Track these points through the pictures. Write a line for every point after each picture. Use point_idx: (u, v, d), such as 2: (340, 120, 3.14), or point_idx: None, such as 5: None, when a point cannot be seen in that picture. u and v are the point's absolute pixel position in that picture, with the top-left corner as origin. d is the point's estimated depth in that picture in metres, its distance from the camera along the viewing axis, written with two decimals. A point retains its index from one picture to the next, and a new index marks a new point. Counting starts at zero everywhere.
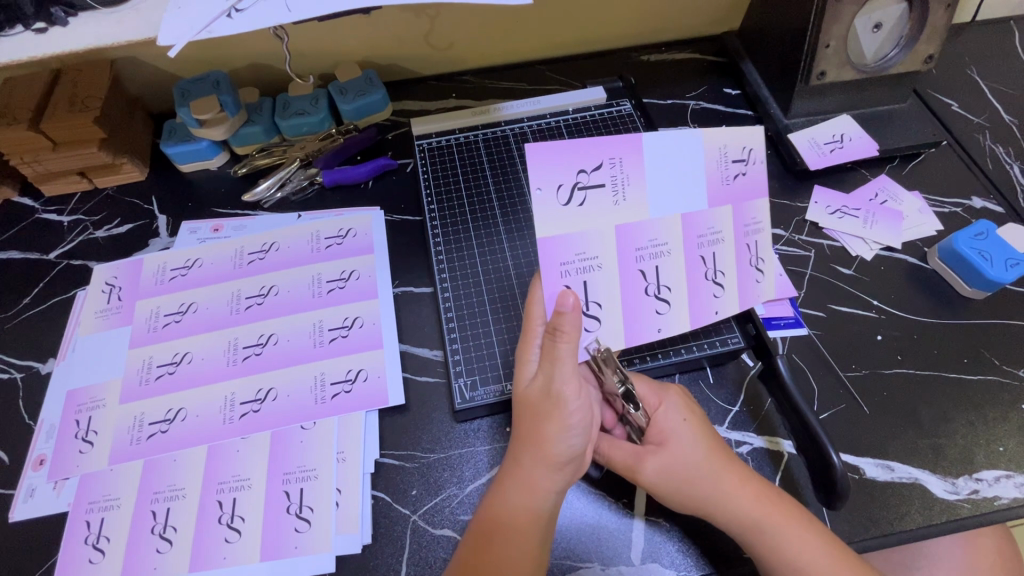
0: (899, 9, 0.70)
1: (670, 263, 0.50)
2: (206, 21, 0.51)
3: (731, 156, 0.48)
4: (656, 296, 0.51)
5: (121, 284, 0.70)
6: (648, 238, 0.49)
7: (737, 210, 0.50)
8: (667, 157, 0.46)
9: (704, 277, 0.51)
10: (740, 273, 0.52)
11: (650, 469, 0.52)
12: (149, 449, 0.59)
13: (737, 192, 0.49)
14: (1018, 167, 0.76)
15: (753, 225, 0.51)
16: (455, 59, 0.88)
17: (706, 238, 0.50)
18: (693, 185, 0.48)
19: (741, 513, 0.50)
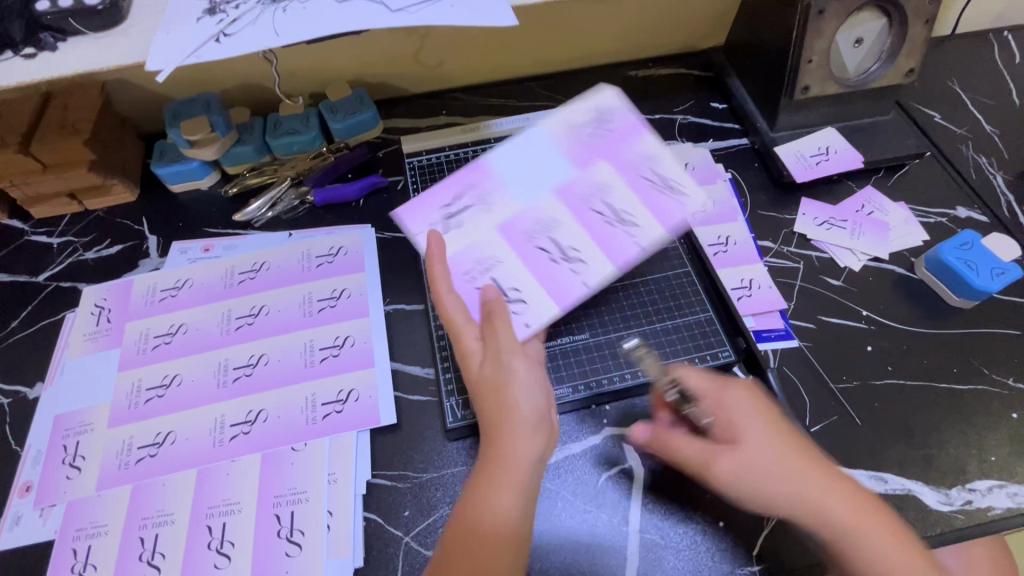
0: (880, 24, 0.72)
1: (566, 227, 0.60)
2: (195, 46, 0.51)
3: (576, 124, 0.64)
4: (569, 257, 0.59)
5: (110, 306, 0.70)
6: (531, 219, 0.61)
7: (609, 159, 0.62)
8: (509, 167, 0.63)
9: (609, 223, 0.60)
10: (645, 200, 0.60)
11: (720, 467, 0.49)
12: (137, 473, 0.58)
13: (597, 148, 0.63)
14: (1001, 177, 0.78)
15: (640, 161, 0.63)
16: (445, 77, 0.89)
17: (590, 196, 0.61)
18: (555, 165, 0.62)
19: (824, 514, 0.46)
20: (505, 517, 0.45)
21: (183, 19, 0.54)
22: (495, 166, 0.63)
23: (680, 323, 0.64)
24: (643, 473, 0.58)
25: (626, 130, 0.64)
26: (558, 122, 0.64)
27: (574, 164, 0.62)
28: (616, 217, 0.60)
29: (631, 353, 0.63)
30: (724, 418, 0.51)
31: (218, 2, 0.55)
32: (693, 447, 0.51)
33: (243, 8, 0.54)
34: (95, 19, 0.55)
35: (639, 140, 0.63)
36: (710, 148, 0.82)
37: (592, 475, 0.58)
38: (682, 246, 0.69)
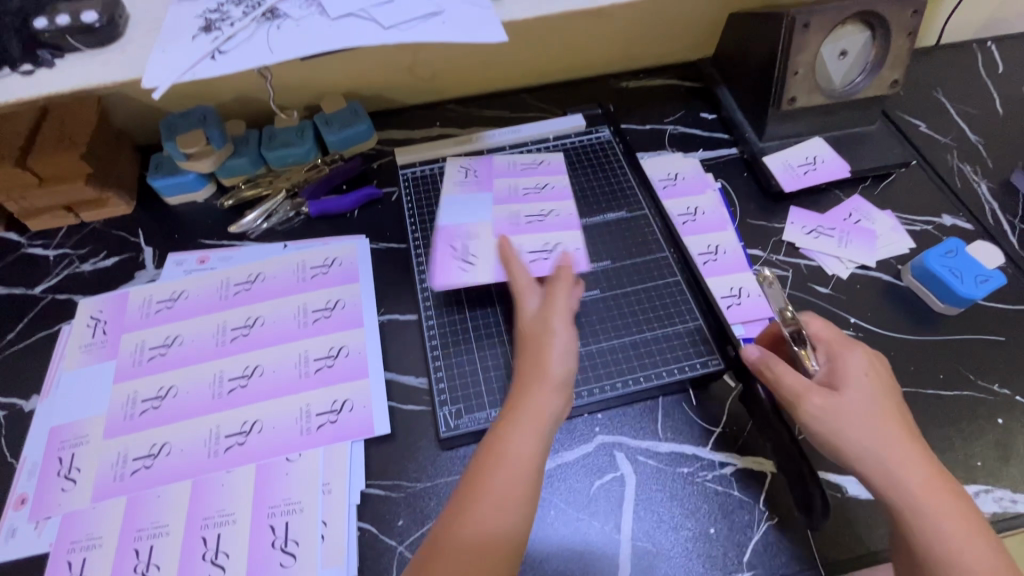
0: (863, 37, 0.73)
1: (523, 207, 0.73)
2: (190, 62, 0.53)
3: (457, 179, 0.76)
4: (548, 215, 0.73)
5: (106, 318, 0.70)
6: (505, 220, 0.71)
7: (500, 175, 0.77)
8: (459, 215, 0.72)
9: (535, 193, 0.75)
10: (540, 174, 0.77)
11: (813, 404, 0.50)
12: (133, 485, 0.58)
13: (482, 179, 0.77)
14: (985, 186, 0.79)
15: (512, 162, 0.79)
16: (438, 89, 0.90)
17: (510, 192, 0.75)
18: (476, 199, 0.74)
19: (900, 474, 0.47)
20: (503, 504, 0.47)
21: (179, 36, 0.55)
22: (450, 218, 0.72)
23: (670, 331, 0.65)
24: (634, 481, 0.59)
25: (484, 162, 0.79)
26: (443, 180, 0.77)
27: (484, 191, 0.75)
28: (538, 187, 0.76)
29: (621, 362, 0.63)
30: (841, 365, 0.52)
31: (213, 20, 0.56)
32: (798, 375, 0.52)
33: (238, 26, 0.55)
34: (93, 36, 0.56)
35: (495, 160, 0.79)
36: (700, 158, 0.83)
37: (585, 483, 0.59)
38: (671, 257, 0.70)
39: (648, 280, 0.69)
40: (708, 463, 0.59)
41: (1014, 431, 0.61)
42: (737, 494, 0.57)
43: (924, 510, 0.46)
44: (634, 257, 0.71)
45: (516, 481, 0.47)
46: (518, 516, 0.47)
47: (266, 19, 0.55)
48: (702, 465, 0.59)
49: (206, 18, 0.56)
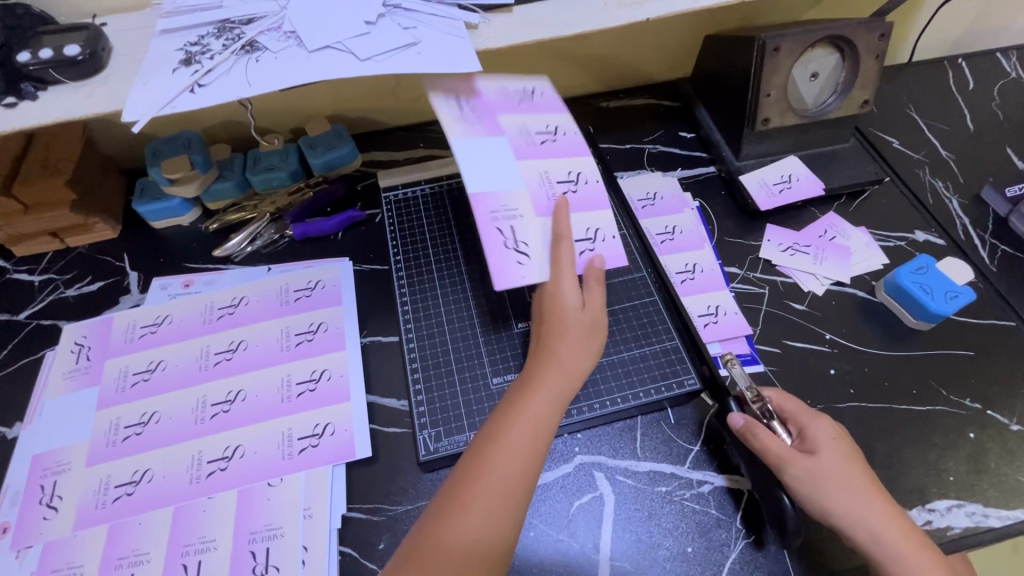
0: (833, 59, 0.75)
1: (551, 164, 0.64)
2: (170, 96, 0.54)
3: (454, 113, 0.61)
4: (578, 179, 0.64)
5: (90, 343, 0.70)
6: (538, 184, 0.63)
7: (502, 112, 0.65)
8: (488, 178, 0.60)
9: (550, 142, 0.66)
10: (547, 113, 0.67)
11: (794, 470, 0.53)
12: (114, 512, 0.58)
13: (486, 118, 0.64)
14: (956, 201, 0.81)
15: (507, 96, 0.66)
16: (421, 111, 0.91)
17: (524, 137, 0.64)
18: (498, 153, 0.62)
19: (880, 533, 0.50)
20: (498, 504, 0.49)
21: (159, 69, 0.56)
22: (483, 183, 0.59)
23: (647, 351, 0.66)
24: (613, 500, 0.59)
25: (474, 90, 0.65)
26: (443, 119, 0.60)
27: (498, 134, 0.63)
28: (550, 131, 0.66)
29: (597, 383, 0.64)
30: (814, 434, 0.55)
31: (193, 53, 0.57)
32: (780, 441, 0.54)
33: (217, 59, 0.56)
34: (75, 69, 0.57)
35: (482, 84, 0.66)
36: (678, 177, 0.85)
37: (564, 503, 0.59)
38: (648, 276, 0.72)
39: (625, 299, 0.70)
40: (686, 481, 0.60)
41: (985, 444, 0.62)
42: (714, 513, 0.58)
43: (902, 561, 0.49)
44: (612, 276, 0.72)
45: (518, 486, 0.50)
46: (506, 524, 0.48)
47: (245, 52, 0.57)
48: (680, 484, 0.60)
49: (186, 51, 0.57)
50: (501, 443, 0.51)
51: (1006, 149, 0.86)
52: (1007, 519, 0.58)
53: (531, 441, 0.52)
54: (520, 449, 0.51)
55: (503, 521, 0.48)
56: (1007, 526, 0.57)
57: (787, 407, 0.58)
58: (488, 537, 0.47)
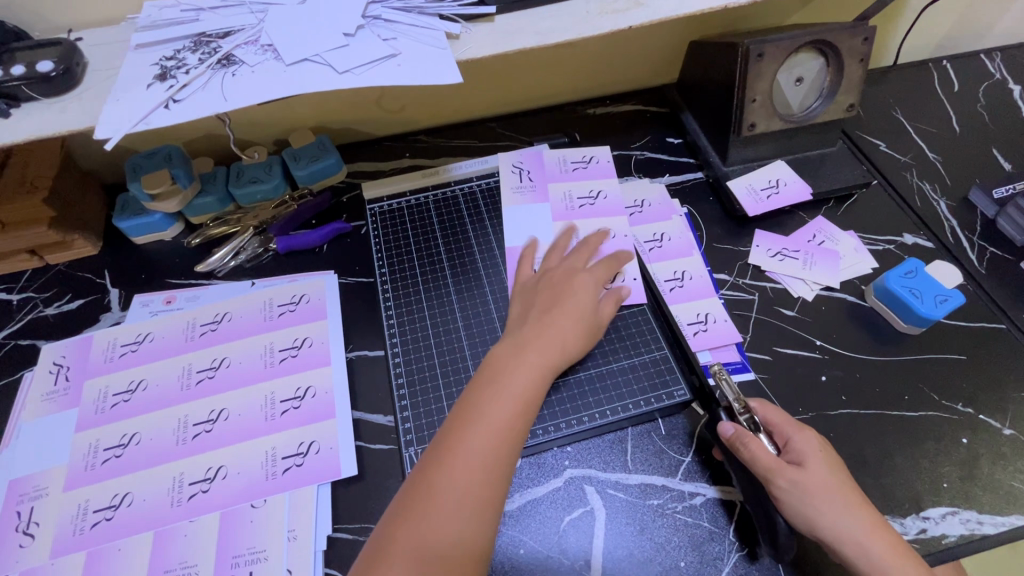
0: (817, 64, 0.75)
1: (582, 222, 0.75)
2: (144, 112, 0.53)
3: (513, 186, 0.79)
4: (605, 233, 0.74)
5: (70, 364, 0.69)
6: (566, 238, 0.73)
7: (554, 180, 0.80)
8: (522, 231, 0.75)
9: (589, 205, 0.77)
10: (588, 178, 0.80)
11: (782, 483, 0.52)
12: (93, 538, 0.57)
13: (538, 186, 0.79)
14: (944, 204, 0.80)
15: (564, 165, 0.81)
16: (407, 120, 0.90)
17: (565, 202, 0.77)
18: (540, 211, 0.76)
19: (866, 547, 0.49)
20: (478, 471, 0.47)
21: (132, 84, 0.55)
22: (517, 237, 0.74)
23: (636, 361, 0.66)
24: (604, 514, 0.58)
25: (536, 164, 0.82)
26: (501, 198, 0.79)
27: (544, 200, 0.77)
28: (592, 197, 0.78)
29: (587, 396, 0.63)
30: (800, 445, 0.54)
31: (168, 67, 0.56)
32: (769, 452, 0.53)
33: (193, 73, 0.55)
34: (48, 85, 0.56)
35: (545, 157, 0.83)
36: (666, 183, 0.84)
37: (555, 519, 0.58)
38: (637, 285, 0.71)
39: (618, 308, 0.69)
40: (678, 493, 0.59)
41: (979, 450, 0.61)
42: (706, 525, 0.57)
43: None
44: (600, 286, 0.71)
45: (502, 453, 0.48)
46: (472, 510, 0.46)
47: (221, 65, 0.56)
48: (672, 497, 0.59)
49: (161, 66, 0.56)
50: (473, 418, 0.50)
51: (992, 150, 0.86)
52: (1002, 525, 0.57)
53: (512, 409, 0.50)
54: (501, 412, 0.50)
55: (485, 495, 0.47)
56: (1001, 533, 0.57)
57: (771, 417, 0.57)
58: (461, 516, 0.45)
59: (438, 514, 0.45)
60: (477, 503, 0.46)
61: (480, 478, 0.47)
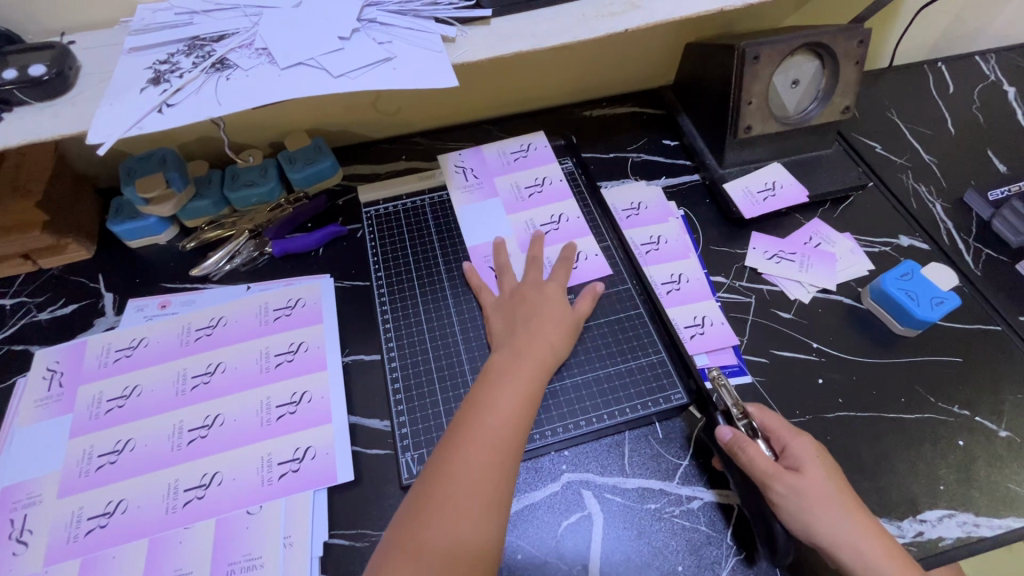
0: (813, 66, 0.75)
1: (534, 213, 0.77)
2: (137, 116, 0.52)
3: (460, 186, 0.80)
4: (560, 220, 0.76)
5: (64, 369, 0.68)
6: (523, 229, 0.76)
7: (499, 174, 0.81)
8: (482, 230, 0.76)
9: (537, 194, 0.79)
10: (530, 168, 0.82)
11: (781, 489, 0.52)
12: (87, 546, 0.56)
13: (484, 182, 0.81)
14: (939, 205, 0.81)
15: (506, 157, 0.83)
16: (402, 123, 0.90)
17: (514, 194, 0.79)
18: (493, 208, 0.78)
19: (862, 552, 0.50)
20: (484, 467, 0.51)
21: (126, 89, 0.55)
22: (479, 235, 0.76)
23: (634, 365, 0.65)
24: (602, 519, 0.58)
25: (479, 162, 0.83)
26: (453, 197, 0.79)
27: (492, 196, 0.79)
28: (538, 185, 0.80)
29: (585, 400, 0.63)
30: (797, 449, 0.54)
31: (162, 71, 0.56)
32: (767, 457, 0.53)
33: (187, 77, 0.55)
34: (41, 89, 0.56)
35: (484, 153, 0.83)
36: (662, 186, 0.84)
37: (552, 524, 0.58)
38: (634, 288, 0.71)
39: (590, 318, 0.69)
40: (676, 497, 0.59)
41: (975, 452, 0.61)
42: (704, 529, 0.57)
43: None
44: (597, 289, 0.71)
45: (504, 449, 0.52)
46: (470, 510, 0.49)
47: (216, 69, 0.56)
48: (669, 501, 0.59)
49: (155, 69, 0.56)
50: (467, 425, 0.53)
51: (987, 152, 0.86)
52: (998, 527, 0.57)
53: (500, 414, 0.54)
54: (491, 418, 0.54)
55: (495, 489, 0.50)
56: (997, 535, 0.57)
57: (767, 421, 0.57)
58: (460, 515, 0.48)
59: (444, 515, 0.48)
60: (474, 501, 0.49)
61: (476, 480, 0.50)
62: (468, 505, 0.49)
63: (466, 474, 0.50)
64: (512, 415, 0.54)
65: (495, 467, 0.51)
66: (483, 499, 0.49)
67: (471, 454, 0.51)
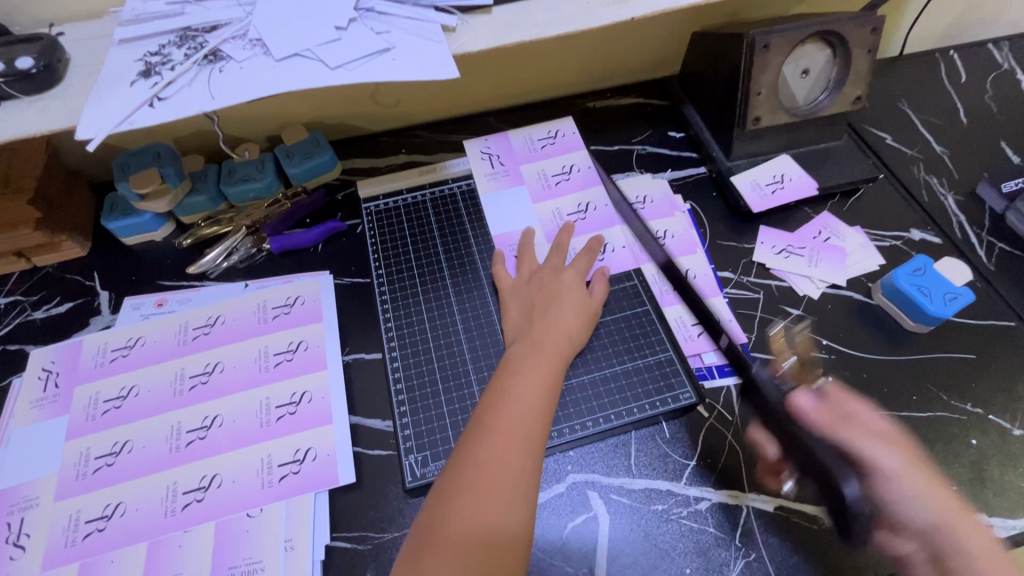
0: (824, 55, 0.73)
1: (562, 202, 0.76)
2: (127, 111, 0.51)
3: (486, 173, 0.78)
4: (586, 209, 0.75)
5: (59, 369, 0.67)
6: (549, 219, 0.74)
7: (525, 161, 0.79)
8: (509, 220, 0.75)
9: (564, 182, 0.78)
10: (557, 154, 0.80)
11: (876, 459, 0.50)
12: (85, 550, 0.56)
13: (511, 169, 0.79)
14: (952, 198, 0.79)
15: (533, 144, 0.81)
16: (401, 116, 0.88)
17: (541, 182, 0.78)
18: (521, 196, 0.77)
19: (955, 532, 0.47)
20: (513, 457, 0.50)
21: (115, 82, 0.53)
22: (505, 226, 0.74)
23: (641, 364, 0.64)
24: (608, 520, 0.57)
25: (504, 148, 0.81)
26: (479, 185, 0.78)
27: (519, 184, 0.77)
28: (565, 173, 0.78)
29: (592, 400, 0.62)
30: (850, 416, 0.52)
31: (152, 63, 0.54)
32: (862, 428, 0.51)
33: (178, 69, 0.53)
34: (28, 83, 0.54)
35: (512, 140, 0.82)
36: (668, 179, 0.82)
37: (557, 525, 0.57)
38: (639, 284, 0.70)
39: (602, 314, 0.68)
40: (683, 498, 0.58)
41: (988, 451, 0.60)
42: (712, 531, 0.56)
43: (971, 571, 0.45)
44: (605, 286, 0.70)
45: (531, 439, 0.51)
46: (504, 492, 0.48)
47: (208, 61, 0.54)
48: (677, 502, 0.58)
49: (146, 62, 0.54)
50: (494, 409, 0.53)
51: (1000, 142, 0.84)
52: (1013, 529, 0.56)
53: (526, 396, 0.54)
54: (516, 399, 0.54)
55: (522, 469, 0.50)
56: (1011, 536, 0.56)
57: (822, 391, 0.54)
58: (492, 496, 0.48)
59: (474, 498, 0.48)
60: (507, 480, 0.49)
61: (506, 461, 0.49)
62: (499, 496, 0.48)
63: (494, 464, 0.49)
64: (535, 404, 0.54)
65: (525, 448, 0.51)
66: (514, 487, 0.49)
67: (498, 444, 0.50)
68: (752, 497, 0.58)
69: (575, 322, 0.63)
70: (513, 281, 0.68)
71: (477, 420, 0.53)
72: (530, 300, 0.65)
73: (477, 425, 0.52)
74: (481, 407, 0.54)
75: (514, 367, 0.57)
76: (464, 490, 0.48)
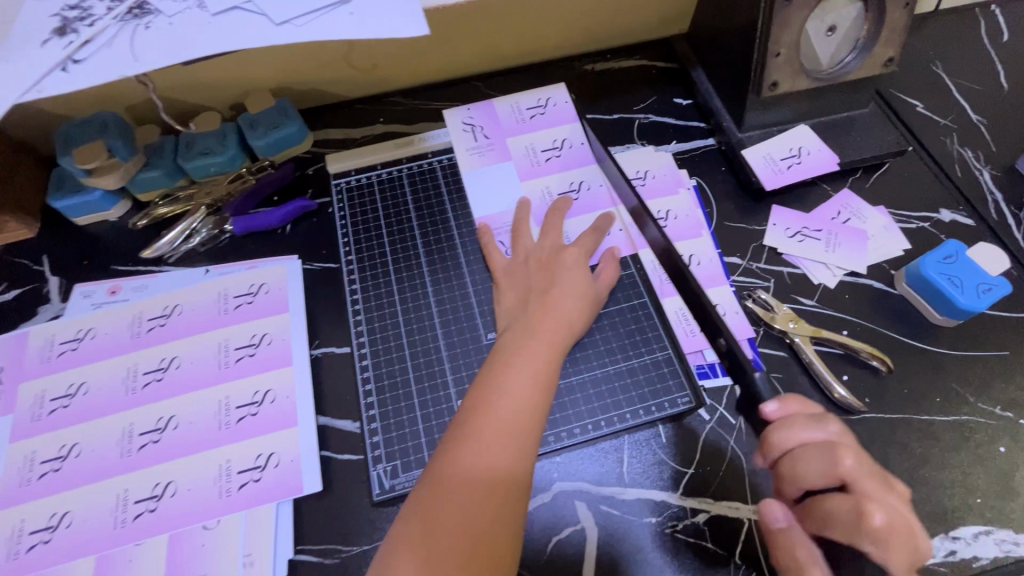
0: (855, 9, 0.64)
1: (553, 179, 0.68)
2: (37, 76, 0.43)
3: (468, 147, 0.71)
4: (579, 187, 0.68)
5: (3, 363, 0.61)
6: (539, 199, 0.67)
7: (512, 134, 0.72)
8: (494, 200, 0.68)
9: (555, 158, 0.70)
10: (548, 125, 0.72)
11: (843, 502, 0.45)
12: (27, 565, 0.51)
13: (495, 142, 0.71)
14: (987, 173, 0.71)
15: (521, 114, 0.73)
16: (378, 80, 0.79)
17: (529, 157, 0.70)
18: (507, 173, 0.69)
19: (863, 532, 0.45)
20: (499, 468, 0.45)
21: (25, 41, 0.45)
22: (488, 206, 0.67)
23: (636, 364, 0.59)
24: (596, 535, 0.52)
25: (489, 118, 0.73)
26: (460, 159, 0.70)
27: (504, 159, 0.70)
28: (556, 147, 0.70)
29: (582, 406, 0.57)
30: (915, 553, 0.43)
31: (69, 19, 0.46)
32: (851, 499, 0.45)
33: (98, 26, 0.45)
34: None
35: (496, 110, 0.73)
36: (672, 151, 0.74)
37: (540, 540, 0.52)
38: (636, 275, 0.63)
39: (605, 306, 0.61)
40: (678, 510, 0.53)
41: (1017, 460, 0.54)
42: (710, 546, 0.51)
43: None
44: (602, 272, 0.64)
45: (518, 447, 0.46)
46: (492, 486, 0.44)
47: (133, 16, 0.46)
48: (672, 514, 0.53)
49: (62, 16, 0.46)
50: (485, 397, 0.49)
51: None
52: None
53: (522, 381, 0.49)
54: (511, 386, 0.49)
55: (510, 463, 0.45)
56: None
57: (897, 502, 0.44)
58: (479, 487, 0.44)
59: (459, 489, 0.44)
60: (495, 474, 0.45)
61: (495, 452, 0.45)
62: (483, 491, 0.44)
63: (480, 455, 0.45)
64: (528, 405, 0.48)
65: (518, 439, 0.46)
66: (499, 489, 0.44)
67: (482, 450, 0.45)
68: (754, 509, 0.53)
69: (580, 309, 0.57)
70: (506, 264, 0.62)
71: (463, 417, 0.48)
72: (525, 283, 0.59)
73: (459, 426, 0.47)
74: (465, 405, 0.49)
75: (508, 350, 0.52)
76: (449, 481, 0.44)
